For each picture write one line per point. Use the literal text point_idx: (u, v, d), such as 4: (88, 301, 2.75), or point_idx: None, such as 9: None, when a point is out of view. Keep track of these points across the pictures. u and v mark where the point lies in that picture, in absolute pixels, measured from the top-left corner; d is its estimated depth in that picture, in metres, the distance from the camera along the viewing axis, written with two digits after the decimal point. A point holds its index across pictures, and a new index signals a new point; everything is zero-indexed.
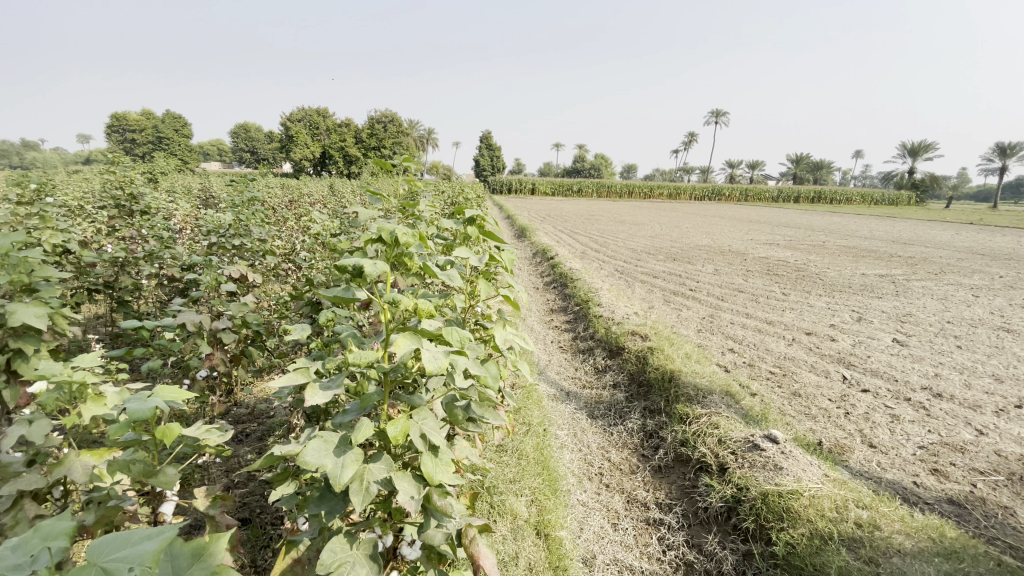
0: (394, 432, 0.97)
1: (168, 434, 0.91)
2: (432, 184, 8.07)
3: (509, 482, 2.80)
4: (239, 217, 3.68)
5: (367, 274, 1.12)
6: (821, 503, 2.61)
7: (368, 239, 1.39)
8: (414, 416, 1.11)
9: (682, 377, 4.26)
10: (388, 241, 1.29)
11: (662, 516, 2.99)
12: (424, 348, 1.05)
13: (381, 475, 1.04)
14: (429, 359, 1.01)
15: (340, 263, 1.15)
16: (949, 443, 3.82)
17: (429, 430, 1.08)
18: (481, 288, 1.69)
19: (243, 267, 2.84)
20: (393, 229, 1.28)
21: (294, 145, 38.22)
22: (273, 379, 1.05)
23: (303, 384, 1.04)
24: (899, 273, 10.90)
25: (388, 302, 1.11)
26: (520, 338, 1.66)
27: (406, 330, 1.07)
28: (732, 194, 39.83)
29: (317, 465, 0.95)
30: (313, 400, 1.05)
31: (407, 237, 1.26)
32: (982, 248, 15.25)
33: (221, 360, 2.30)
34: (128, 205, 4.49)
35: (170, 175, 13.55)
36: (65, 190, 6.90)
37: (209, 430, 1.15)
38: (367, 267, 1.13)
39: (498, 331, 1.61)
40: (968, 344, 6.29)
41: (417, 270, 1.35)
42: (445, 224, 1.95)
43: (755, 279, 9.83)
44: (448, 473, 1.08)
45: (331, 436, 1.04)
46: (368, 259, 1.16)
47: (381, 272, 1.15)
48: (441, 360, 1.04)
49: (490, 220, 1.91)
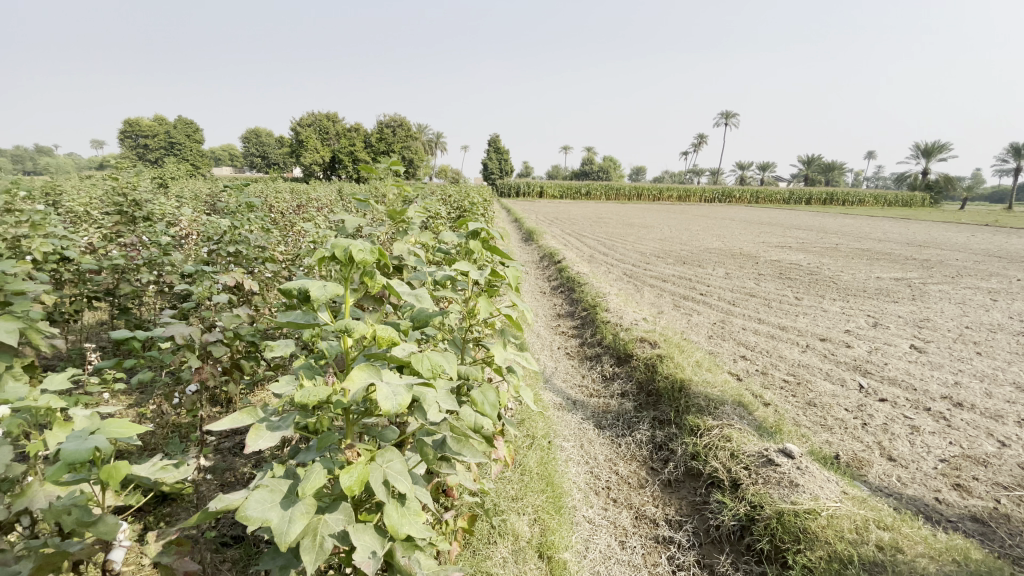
0: (350, 481, 0.87)
1: (112, 474, 0.84)
2: (437, 189, 8.02)
3: (511, 499, 2.70)
4: (238, 224, 3.63)
5: (314, 298, 1.00)
6: (839, 524, 2.48)
7: (322, 258, 1.14)
8: (378, 458, 1.01)
9: (692, 386, 4.13)
10: (344, 259, 1.03)
11: (671, 534, 2.87)
12: (382, 384, 0.94)
13: (337, 528, 0.95)
14: (387, 395, 0.90)
15: (283, 288, 1.03)
16: (972, 456, 3.66)
17: (394, 475, 0.98)
18: (480, 306, 1.57)
19: (239, 275, 2.75)
20: (349, 245, 1.02)
21: (304, 151, 38.51)
22: (216, 420, 0.95)
23: (249, 425, 0.94)
24: (914, 276, 10.65)
25: (339, 330, 0.98)
26: (521, 360, 1.53)
27: (365, 362, 0.96)
28: (742, 196, 39.48)
29: (259, 520, 0.85)
30: (259, 445, 0.95)
31: (366, 254, 1.02)
32: (1000, 250, 14.91)
33: (211, 374, 2.18)
34: (130, 211, 4.41)
35: (180, 180, 13.65)
36: (73, 196, 6.92)
37: (164, 468, 1.11)
38: (314, 291, 1.01)
39: (497, 353, 1.48)
40: (988, 351, 6.09)
41: (381, 291, 1.13)
42: (446, 236, 1.85)
43: (767, 283, 9.65)
44: (415, 523, 0.99)
45: (279, 484, 0.94)
46: (319, 282, 1.04)
47: (332, 295, 1.02)
48: (401, 396, 0.92)
49: (493, 232, 1.80)
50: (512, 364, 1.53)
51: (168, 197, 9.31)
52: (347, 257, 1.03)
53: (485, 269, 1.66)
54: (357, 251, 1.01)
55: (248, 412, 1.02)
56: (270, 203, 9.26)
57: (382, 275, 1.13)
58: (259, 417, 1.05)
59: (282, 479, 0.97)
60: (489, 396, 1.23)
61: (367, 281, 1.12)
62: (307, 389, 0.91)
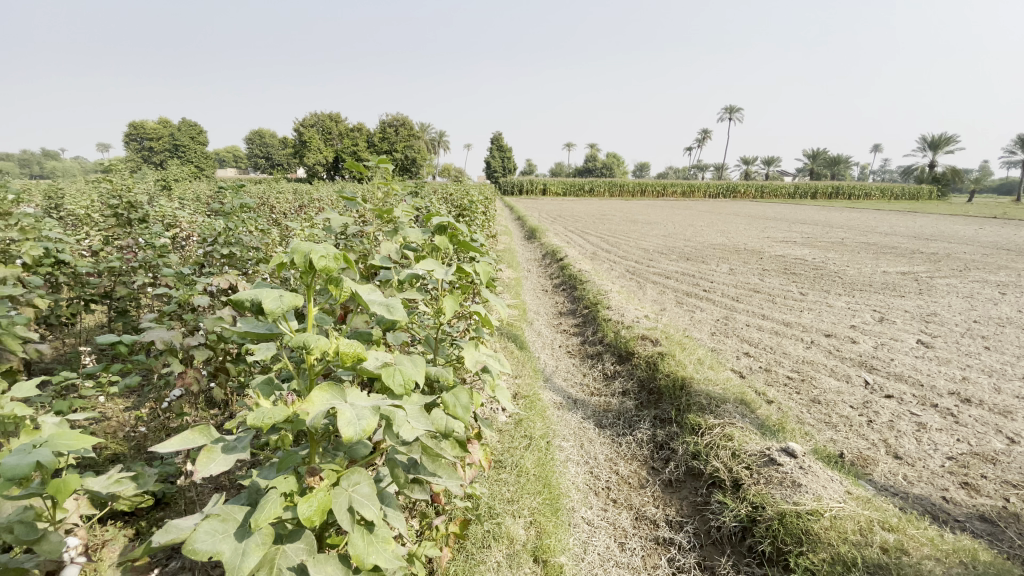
0: (309, 511, 0.86)
1: (60, 490, 0.95)
2: (437, 188, 7.96)
3: (506, 502, 2.66)
4: (230, 225, 3.59)
5: (269, 311, 0.96)
6: (843, 525, 2.42)
7: (283, 263, 1.10)
8: (344, 482, 0.99)
9: (693, 384, 4.08)
10: (303, 266, 0.98)
11: (672, 535, 2.82)
12: (344, 405, 0.91)
13: (296, 559, 0.93)
14: (351, 416, 0.88)
15: (237, 299, 0.99)
16: (980, 454, 3.58)
17: (360, 500, 0.96)
18: (446, 305, 1.51)
19: (230, 278, 2.72)
20: (309, 251, 0.98)
21: (307, 151, 38.55)
22: (164, 441, 0.92)
23: (199, 451, 0.91)
24: (921, 270, 10.53)
25: (297, 344, 0.94)
26: (492, 361, 1.48)
27: (327, 383, 0.93)
28: (747, 191, 39.19)
29: (209, 553, 0.83)
30: (210, 470, 0.92)
31: (328, 261, 0.98)
32: (1009, 243, 14.71)
33: (196, 378, 2.13)
34: (127, 213, 4.31)
35: (184, 181, 13.62)
36: (74, 199, 6.91)
37: (119, 482, 1.18)
38: (269, 304, 0.97)
39: (468, 353, 1.45)
40: (996, 345, 5.98)
41: (347, 299, 1.08)
42: (412, 233, 1.79)
43: (771, 279, 9.55)
44: (382, 552, 0.98)
45: (234, 514, 0.92)
46: (275, 293, 1.00)
47: (288, 308, 0.98)
48: (365, 419, 0.88)
49: (460, 227, 1.75)
50: (485, 365, 1.48)
51: (170, 199, 9.35)
52: (307, 264, 0.98)
53: (451, 266, 1.60)
54: (317, 258, 0.97)
55: (200, 432, 0.99)
56: (270, 204, 9.27)
57: (347, 282, 1.09)
58: (213, 437, 1.02)
59: (237, 507, 0.95)
60: (461, 397, 1.23)
61: (331, 288, 1.07)
62: (263, 410, 0.88)
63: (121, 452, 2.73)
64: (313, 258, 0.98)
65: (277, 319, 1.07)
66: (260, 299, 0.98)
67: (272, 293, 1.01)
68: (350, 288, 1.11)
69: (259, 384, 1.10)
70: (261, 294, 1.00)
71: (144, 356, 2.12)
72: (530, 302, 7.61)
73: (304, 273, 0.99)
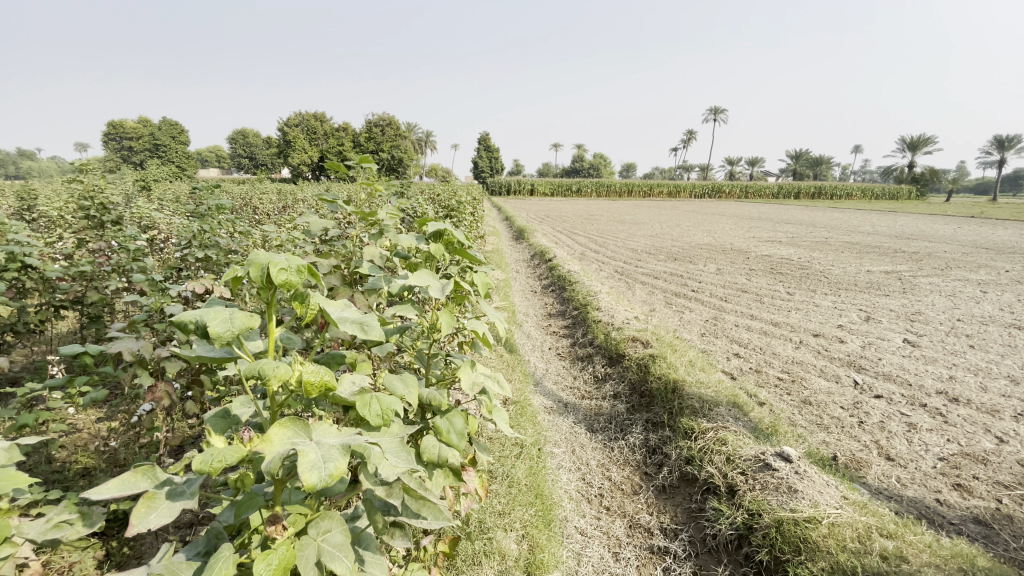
0: (267, 570, 0.77)
1: None
2: (423, 190, 7.85)
3: (497, 514, 2.58)
4: (206, 227, 3.46)
5: (216, 336, 0.86)
6: (841, 533, 2.37)
7: (238, 278, 0.99)
8: (311, 531, 0.90)
9: (686, 387, 4.04)
10: (260, 283, 0.88)
11: (666, 544, 2.76)
12: (308, 444, 0.82)
13: None
14: (315, 457, 0.78)
15: (179, 320, 0.88)
16: (970, 454, 3.57)
17: (329, 551, 0.88)
18: (442, 321, 1.41)
19: (206, 283, 2.60)
20: (264, 265, 0.87)
21: (292, 151, 38.03)
22: (100, 487, 0.83)
23: (138, 501, 0.83)
24: (904, 269, 10.65)
25: (251, 373, 0.84)
26: (490, 382, 1.39)
27: (289, 418, 0.84)
28: (732, 192, 39.54)
29: None
30: (152, 521, 0.82)
31: (288, 276, 0.87)
32: (987, 242, 14.98)
33: (167, 393, 1.98)
34: (99, 216, 4.02)
35: (163, 181, 13.25)
36: (47, 199, 6.64)
37: (58, 526, 1.11)
38: (216, 327, 0.86)
39: (463, 373, 1.36)
40: (980, 344, 6.04)
41: (313, 317, 0.97)
42: (404, 240, 1.69)
43: (758, 278, 9.59)
44: None
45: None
46: (225, 314, 0.90)
47: (240, 330, 0.88)
48: (334, 461, 0.79)
49: (457, 235, 1.65)
50: (484, 386, 1.39)
51: (150, 199, 9.08)
52: (263, 279, 0.88)
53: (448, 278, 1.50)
54: (276, 270, 0.87)
55: (142, 475, 0.90)
56: (253, 205, 9.05)
57: (315, 298, 0.99)
58: (158, 480, 0.94)
59: (184, 563, 0.88)
60: (455, 423, 1.16)
61: (294, 305, 0.96)
62: (213, 452, 0.79)
63: (94, 466, 2.61)
64: (270, 270, 0.87)
65: (232, 341, 0.97)
66: (206, 322, 0.88)
67: (221, 315, 0.91)
68: (318, 306, 1.00)
69: (211, 418, 0.99)
70: (209, 315, 0.90)
71: (112, 369, 1.99)
72: (520, 304, 7.52)
73: (261, 288, 0.89)
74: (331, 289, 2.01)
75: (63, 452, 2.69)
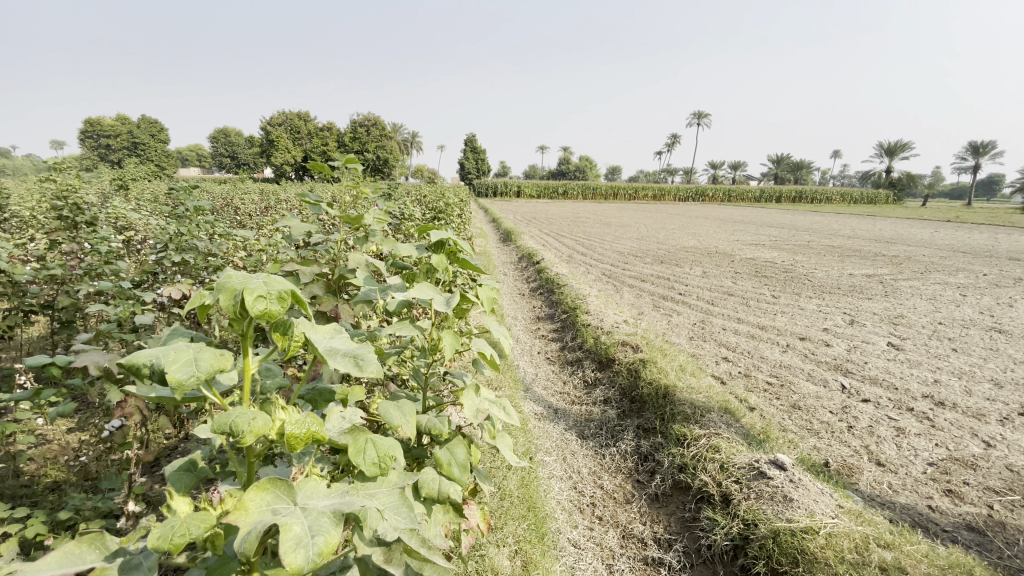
0: None
1: None
2: (410, 192, 7.72)
3: (490, 530, 2.50)
4: (182, 229, 3.31)
5: (177, 384, 0.73)
6: (838, 544, 2.34)
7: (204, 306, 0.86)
8: None
9: (677, 393, 4.00)
10: (233, 313, 0.76)
11: (661, 555, 2.70)
12: (291, 512, 0.74)
13: None
14: (300, 530, 0.70)
15: (129, 365, 0.75)
16: (960, 459, 3.58)
17: None
18: (445, 342, 1.32)
19: (183, 289, 2.49)
20: (238, 294, 0.76)
21: (275, 151, 37.49)
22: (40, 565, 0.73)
23: None
24: (885, 273, 10.81)
25: (223, 426, 0.74)
26: (495, 409, 1.32)
27: (269, 481, 0.77)
28: (715, 195, 40.01)
29: None
30: None
31: (270, 304, 0.76)
32: (963, 246, 15.31)
33: (137, 409, 1.89)
34: (72, 215, 3.81)
35: (139, 180, 12.87)
36: (17, 199, 6.37)
37: None
38: (177, 374, 0.74)
39: (468, 399, 1.29)
40: (963, 347, 6.12)
41: (298, 350, 0.87)
42: (402, 248, 1.60)
43: (744, 282, 9.65)
44: None
45: None
46: (188, 355, 0.78)
47: (206, 373, 0.76)
48: (322, 531, 0.72)
49: (460, 245, 1.56)
50: (489, 413, 1.32)
51: (127, 198, 8.81)
52: (236, 309, 0.76)
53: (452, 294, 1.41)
54: (252, 298, 0.75)
55: (89, 545, 0.81)
56: (235, 206, 8.83)
57: (298, 326, 0.89)
58: (107, 551, 0.83)
59: None
60: (457, 454, 1.16)
61: (276, 336, 0.85)
62: (176, 525, 0.70)
63: (64, 480, 2.47)
64: (244, 298, 0.76)
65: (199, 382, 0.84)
66: (165, 365, 0.76)
67: (184, 355, 0.79)
68: (302, 335, 0.89)
69: (173, 471, 0.91)
70: (170, 357, 0.77)
71: (79, 383, 1.88)
72: (508, 307, 7.44)
73: (233, 320, 0.77)
74: (314, 298, 1.92)
75: (31, 465, 2.55)
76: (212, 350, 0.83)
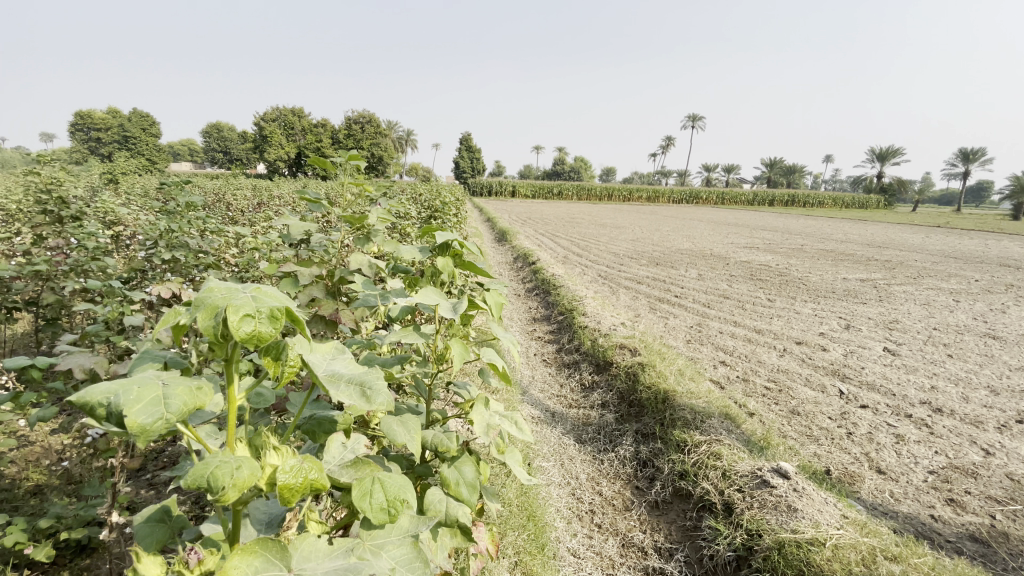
0: None
1: None
2: (404, 190, 7.61)
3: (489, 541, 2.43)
4: (172, 226, 3.20)
5: (139, 428, 0.64)
6: (846, 556, 2.29)
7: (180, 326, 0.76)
8: None
9: (677, 398, 3.94)
10: (213, 336, 0.68)
11: (662, 565, 2.65)
12: None
13: None
14: None
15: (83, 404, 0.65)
16: (960, 467, 3.55)
17: None
18: (453, 351, 1.25)
19: (173, 287, 2.40)
20: (217, 313, 0.67)
21: (270, 146, 37.20)
22: None
23: None
24: (879, 277, 10.83)
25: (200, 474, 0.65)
26: (502, 423, 1.26)
27: (258, 540, 0.70)
28: (708, 197, 40.14)
29: None
30: None
31: (259, 326, 0.68)
32: (953, 251, 15.42)
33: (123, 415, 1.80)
34: (58, 209, 3.66)
35: (128, 175, 12.58)
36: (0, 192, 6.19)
37: None
38: (140, 416, 0.65)
39: (476, 414, 1.23)
40: (958, 353, 6.11)
41: (293, 375, 0.79)
42: (406, 249, 1.53)
43: (740, 285, 9.63)
44: None
45: None
46: (156, 393, 0.69)
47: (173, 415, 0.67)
48: None
49: (468, 246, 1.49)
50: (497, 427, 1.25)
51: (116, 192, 8.62)
52: (216, 331, 0.68)
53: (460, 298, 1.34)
54: (237, 317, 0.67)
55: None
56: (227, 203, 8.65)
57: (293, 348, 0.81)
58: None
59: None
60: (465, 474, 1.09)
61: (266, 360, 0.77)
62: None
63: (46, 484, 2.37)
64: (226, 318, 0.67)
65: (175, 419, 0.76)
66: (127, 405, 0.66)
67: (152, 391, 0.70)
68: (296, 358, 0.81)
69: (143, 525, 0.83)
70: (135, 393, 0.68)
71: (65, 388, 1.79)
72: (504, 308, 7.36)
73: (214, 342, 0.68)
74: (312, 301, 1.85)
75: (11, 468, 2.45)
76: (185, 384, 0.75)
